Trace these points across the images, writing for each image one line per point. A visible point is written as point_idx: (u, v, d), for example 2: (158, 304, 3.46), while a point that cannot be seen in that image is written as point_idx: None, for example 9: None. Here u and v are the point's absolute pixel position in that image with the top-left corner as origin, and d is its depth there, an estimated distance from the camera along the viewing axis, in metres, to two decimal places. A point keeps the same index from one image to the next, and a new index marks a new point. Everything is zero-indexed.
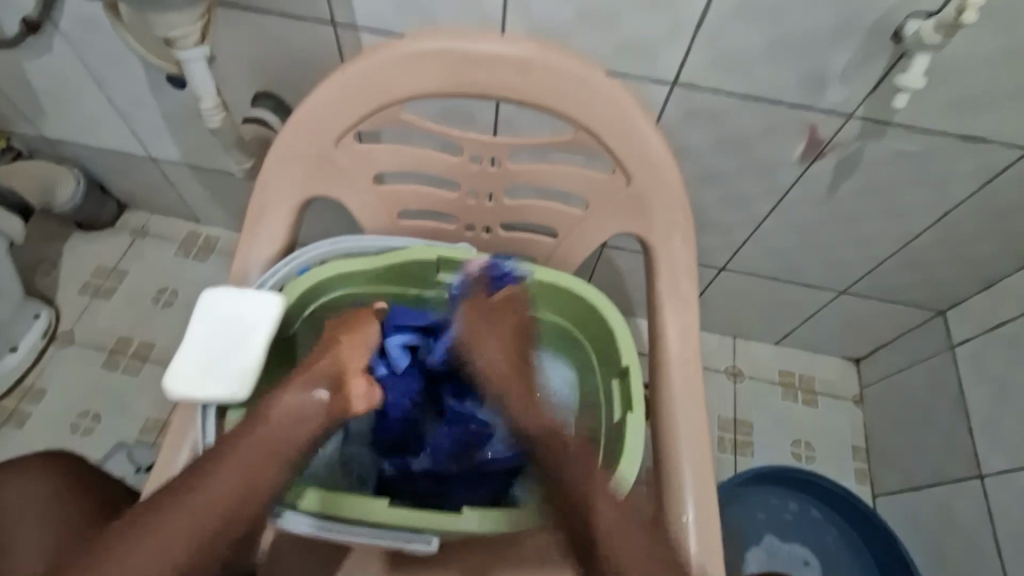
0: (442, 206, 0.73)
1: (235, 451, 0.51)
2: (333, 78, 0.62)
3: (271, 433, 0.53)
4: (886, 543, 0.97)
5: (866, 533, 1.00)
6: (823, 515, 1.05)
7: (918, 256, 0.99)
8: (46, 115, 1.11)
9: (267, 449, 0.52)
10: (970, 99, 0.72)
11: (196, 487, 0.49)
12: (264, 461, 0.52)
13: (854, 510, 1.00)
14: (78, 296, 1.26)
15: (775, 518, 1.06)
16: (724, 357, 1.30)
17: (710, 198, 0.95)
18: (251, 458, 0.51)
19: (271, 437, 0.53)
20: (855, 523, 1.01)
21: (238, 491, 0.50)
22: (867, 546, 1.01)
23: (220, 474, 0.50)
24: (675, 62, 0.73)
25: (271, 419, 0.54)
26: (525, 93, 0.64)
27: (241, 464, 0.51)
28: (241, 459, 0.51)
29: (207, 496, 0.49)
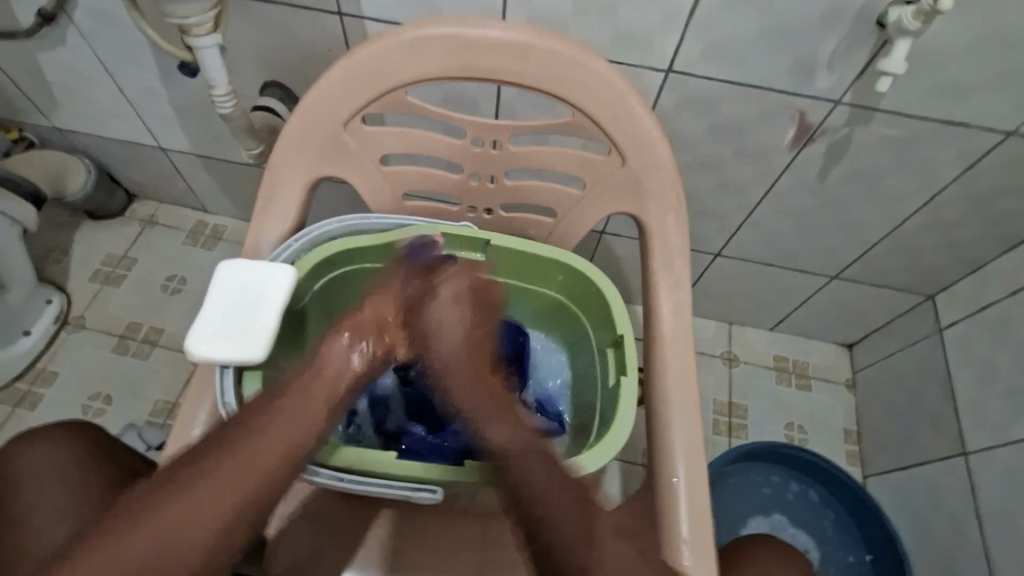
0: (446, 187, 0.76)
1: (278, 415, 0.56)
2: (342, 62, 0.65)
3: (310, 398, 0.59)
4: (880, 533, 0.98)
5: (863, 522, 1.02)
6: (824, 500, 1.08)
7: (907, 241, 1.02)
8: (59, 105, 1.14)
9: (308, 412, 0.58)
10: (953, 84, 0.75)
11: (242, 445, 0.53)
12: (301, 428, 0.56)
13: (854, 498, 1.02)
14: (88, 284, 1.29)
15: (778, 496, 1.10)
16: (720, 343, 1.33)
17: (705, 183, 0.98)
18: (290, 422, 0.56)
19: (312, 401, 0.58)
20: (854, 511, 1.04)
21: (278, 455, 0.54)
22: (863, 536, 1.03)
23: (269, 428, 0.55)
24: (669, 49, 0.76)
25: (322, 373, 0.61)
26: (525, 77, 0.66)
27: (284, 424, 0.55)
28: (291, 415, 0.56)
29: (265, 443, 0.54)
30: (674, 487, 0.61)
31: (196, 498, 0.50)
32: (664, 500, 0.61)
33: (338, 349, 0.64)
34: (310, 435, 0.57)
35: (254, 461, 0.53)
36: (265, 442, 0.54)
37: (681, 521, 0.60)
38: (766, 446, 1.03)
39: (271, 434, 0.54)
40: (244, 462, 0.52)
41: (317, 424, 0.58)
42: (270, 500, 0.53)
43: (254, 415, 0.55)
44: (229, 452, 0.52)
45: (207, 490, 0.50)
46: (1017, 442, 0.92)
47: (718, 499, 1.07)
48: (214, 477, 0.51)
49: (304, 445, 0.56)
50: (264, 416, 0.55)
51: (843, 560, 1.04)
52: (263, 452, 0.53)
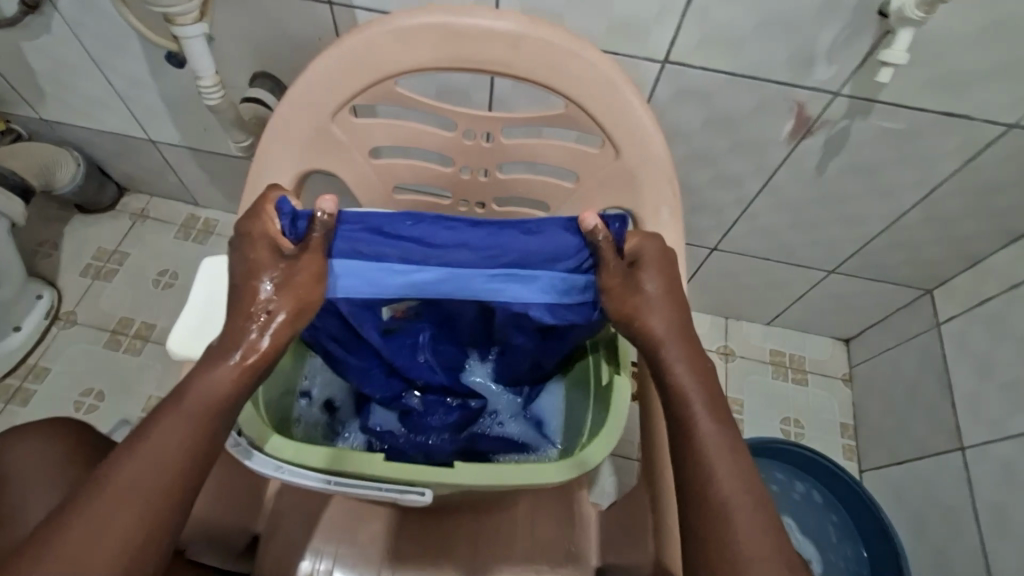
0: (437, 180, 0.75)
1: (173, 415, 0.49)
2: (330, 51, 0.63)
3: (206, 394, 0.50)
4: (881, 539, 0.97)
5: (866, 528, 1.01)
6: (828, 503, 1.06)
7: (905, 235, 1.01)
8: (46, 97, 1.12)
9: (206, 405, 0.50)
10: (955, 74, 0.74)
11: (134, 459, 0.46)
12: (201, 425, 0.49)
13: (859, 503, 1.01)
14: (79, 279, 1.27)
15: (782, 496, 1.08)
16: (716, 338, 1.32)
17: (702, 176, 0.96)
18: (193, 417, 0.49)
19: (209, 398, 0.50)
20: (857, 516, 1.02)
21: (179, 456, 0.48)
22: (864, 542, 1.02)
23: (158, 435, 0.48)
24: (665, 40, 0.75)
25: (204, 386, 0.50)
26: (518, 68, 0.65)
27: (181, 423, 0.48)
28: (184, 415, 0.49)
29: (161, 447, 0.47)
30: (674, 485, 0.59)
31: (96, 527, 0.44)
32: (663, 500, 0.60)
33: (222, 363, 0.51)
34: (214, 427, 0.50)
35: (153, 472, 0.46)
36: (160, 448, 0.47)
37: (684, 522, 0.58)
38: (767, 441, 1.03)
39: (171, 434, 0.48)
40: (144, 474, 0.46)
41: (223, 415, 0.50)
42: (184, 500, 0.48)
43: (144, 423, 0.48)
44: (120, 471, 0.46)
45: (104, 517, 0.44)
46: (1013, 437, 0.91)
47: None
48: (108, 500, 0.45)
49: (209, 440, 0.49)
50: (156, 420, 0.48)
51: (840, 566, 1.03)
52: (162, 459, 0.47)
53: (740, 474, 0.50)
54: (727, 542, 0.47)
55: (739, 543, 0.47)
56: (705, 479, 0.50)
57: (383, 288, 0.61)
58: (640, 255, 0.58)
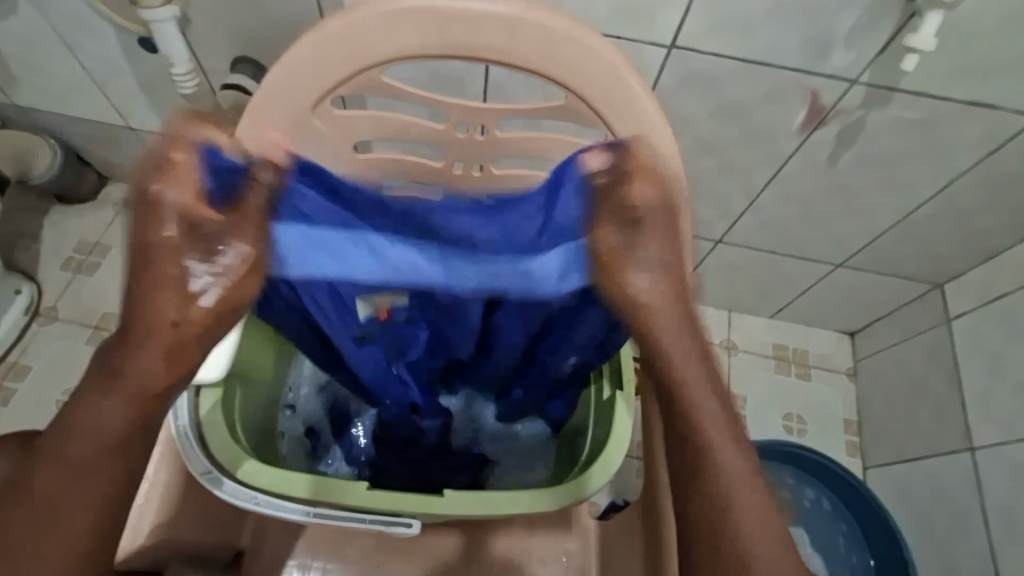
0: (428, 176, 0.70)
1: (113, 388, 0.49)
2: (308, 37, 0.58)
3: (144, 367, 0.49)
4: (889, 544, 0.96)
5: (871, 532, 1.00)
6: (831, 509, 1.05)
7: (918, 228, 0.97)
8: (17, 81, 1.06)
9: (136, 383, 0.49)
10: (981, 61, 0.69)
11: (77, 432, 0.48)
12: (138, 400, 0.49)
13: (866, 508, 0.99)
14: (60, 273, 1.23)
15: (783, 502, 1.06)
16: (719, 332, 1.29)
17: (708, 167, 0.92)
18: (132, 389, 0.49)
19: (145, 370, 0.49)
20: (862, 521, 1.01)
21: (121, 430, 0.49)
22: (868, 546, 1.01)
23: (97, 412, 0.48)
24: (673, 23, 0.70)
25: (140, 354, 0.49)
26: (514, 56, 0.60)
27: (120, 397, 0.49)
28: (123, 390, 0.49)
29: (103, 423, 0.48)
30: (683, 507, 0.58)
31: (51, 501, 0.46)
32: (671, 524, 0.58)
33: (157, 334, 0.49)
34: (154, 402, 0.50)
35: (96, 447, 0.48)
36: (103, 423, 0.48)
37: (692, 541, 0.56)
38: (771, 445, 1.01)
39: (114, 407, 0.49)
40: (88, 449, 0.48)
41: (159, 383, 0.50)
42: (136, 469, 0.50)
43: (81, 397, 0.49)
44: (66, 447, 0.48)
45: (57, 492, 0.47)
46: None
47: None
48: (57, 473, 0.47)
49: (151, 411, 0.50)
50: (91, 397, 0.49)
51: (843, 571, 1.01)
52: (103, 439, 0.48)
53: (733, 448, 0.51)
54: (722, 517, 0.49)
55: (740, 519, 0.49)
56: (703, 451, 0.51)
57: (331, 270, 0.56)
58: (641, 216, 0.50)
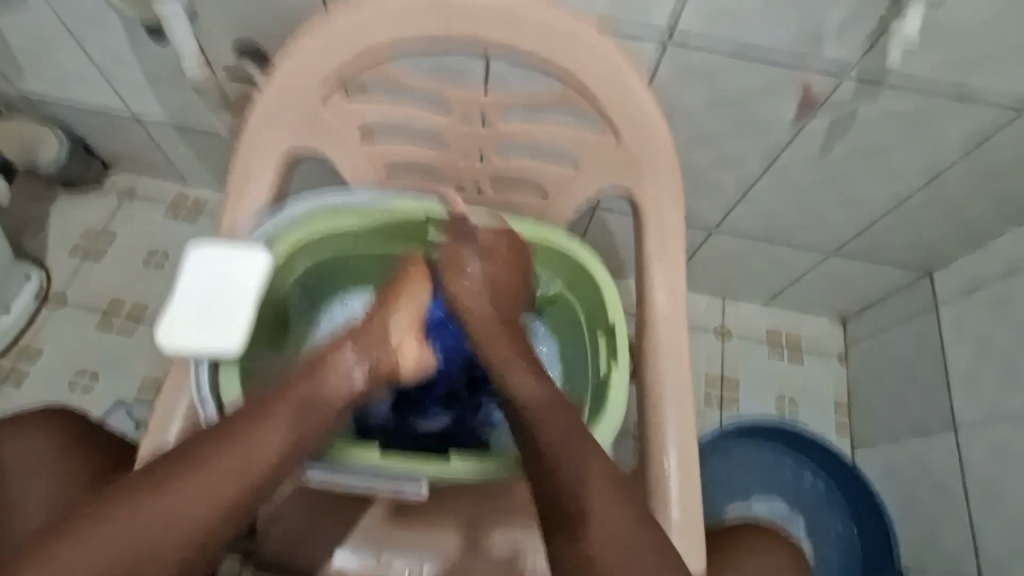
0: (432, 165, 0.73)
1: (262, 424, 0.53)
2: (318, 31, 0.60)
3: (294, 417, 0.55)
4: (877, 529, 1.00)
5: (862, 517, 1.04)
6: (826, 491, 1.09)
7: (908, 217, 1.00)
8: (23, 70, 1.07)
9: (236, 472, 0.51)
10: (968, 57, 0.71)
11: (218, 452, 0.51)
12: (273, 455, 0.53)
13: (859, 494, 1.03)
14: (68, 258, 1.25)
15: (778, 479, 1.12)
16: (713, 318, 1.32)
17: (704, 157, 0.94)
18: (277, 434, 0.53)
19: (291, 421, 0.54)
20: (855, 506, 1.05)
21: (208, 506, 0.49)
22: (858, 529, 1.05)
23: (185, 489, 0.49)
24: (671, 17, 0.71)
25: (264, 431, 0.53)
26: (516, 50, 0.62)
27: (271, 435, 0.53)
28: (220, 470, 0.50)
29: (189, 503, 0.48)
30: (666, 471, 0.61)
31: (166, 503, 0.48)
32: (655, 486, 0.61)
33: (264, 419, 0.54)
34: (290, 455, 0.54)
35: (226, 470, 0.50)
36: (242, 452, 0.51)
37: (672, 503, 0.60)
38: (769, 423, 1.06)
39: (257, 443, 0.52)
40: (225, 469, 0.50)
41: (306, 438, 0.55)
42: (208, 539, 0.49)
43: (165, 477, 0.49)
44: (204, 461, 0.50)
45: (173, 496, 0.48)
46: (1006, 420, 0.92)
47: (709, 471, 1.09)
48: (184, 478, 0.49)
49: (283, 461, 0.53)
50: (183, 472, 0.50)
51: (829, 549, 1.07)
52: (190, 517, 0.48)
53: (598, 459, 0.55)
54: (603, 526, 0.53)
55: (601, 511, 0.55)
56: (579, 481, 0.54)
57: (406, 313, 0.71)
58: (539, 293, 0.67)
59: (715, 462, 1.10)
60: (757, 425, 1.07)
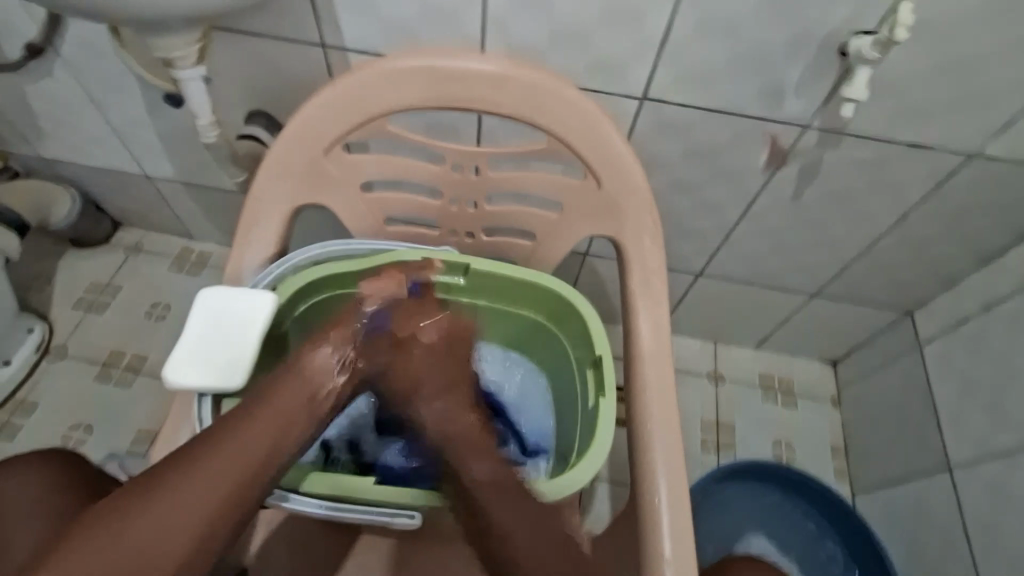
0: (427, 213, 0.78)
1: (221, 463, 0.54)
2: (323, 92, 0.67)
3: (267, 429, 0.57)
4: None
5: (865, 563, 1.02)
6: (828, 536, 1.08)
7: (883, 258, 1.05)
8: (45, 135, 1.14)
9: (243, 465, 0.55)
10: (916, 108, 0.78)
11: (201, 472, 0.53)
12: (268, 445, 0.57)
13: (865, 543, 1.00)
14: (71, 312, 1.28)
15: (782, 517, 1.11)
16: (705, 362, 1.34)
17: (683, 206, 1.00)
18: (235, 467, 0.54)
19: (248, 453, 0.55)
20: (860, 553, 1.03)
21: (219, 499, 0.53)
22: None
23: (200, 472, 0.53)
24: (643, 77, 0.79)
25: (271, 414, 0.58)
26: (501, 106, 0.69)
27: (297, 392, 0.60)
28: (231, 459, 0.54)
29: (199, 487, 0.53)
30: (658, 497, 0.62)
31: (165, 516, 0.51)
32: (646, 517, 0.61)
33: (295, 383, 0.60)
34: (257, 479, 0.55)
35: (197, 506, 0.52)
36: (199, 495, 0.53)
37: (666, 529, 0.60)
38: (768, 464, 1.06)
39: (213, 480, 0.53)
40: (213, 482, 0.53)
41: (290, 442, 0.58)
42: (221, 527, 0.53)
43: (184, 468, 0.54)
44: (200, 464, 0.54)
45: (190, 493, 0.52)
46: (999, 455, 0.93)
47: (709, 517, 1.08)
48: (151, 522, 0.51)
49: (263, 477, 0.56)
50: (198, 459, 0.54)
51: None
52: (198, 503, 0.52)
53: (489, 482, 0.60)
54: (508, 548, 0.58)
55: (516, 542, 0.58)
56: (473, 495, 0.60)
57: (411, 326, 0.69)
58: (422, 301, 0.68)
59: (730, 496, 1.10)
60: (758, 464, 1.06)
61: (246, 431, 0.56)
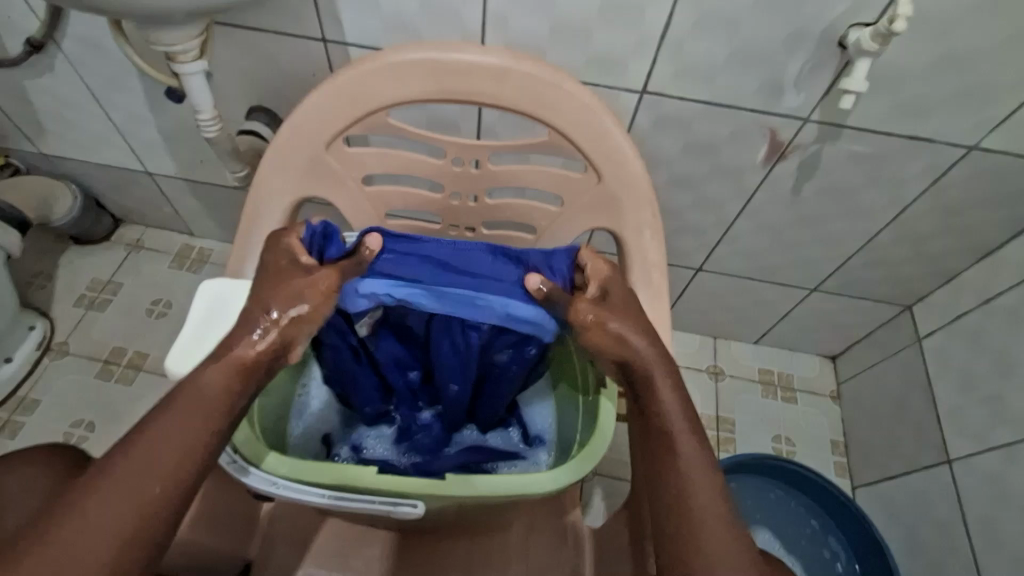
0: (427, 207, 0.78)
1: (137, 455, 0.50)
2: (325, 85, 0.67)
3: (188, 415, 0.52)
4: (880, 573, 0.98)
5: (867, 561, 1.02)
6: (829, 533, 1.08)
7: (882, 253, 1.05)
8: (46, 131, 1.14)
9: (163, 454, 0.51)
10: (914, 101, 0.79)
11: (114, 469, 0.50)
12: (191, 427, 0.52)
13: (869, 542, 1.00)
14: (73, 309, 1.28)
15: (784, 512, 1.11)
16: (705, 358, 1.34)
17: (683, 201, 1.00)
18: (157, 455, 0.51)
19: (172, 442, 0.51)
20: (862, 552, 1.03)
21: (146, 492, 0.49)
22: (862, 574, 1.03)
23: (119, 468, 0.50)
24: (643, 70, 0.79)
25: (190, 401, 0.53)
26: (501, 99, 0.69)
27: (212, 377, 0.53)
28: (148, 448, 0.51)
29: (118, 482, 0.49)
30: None
31: (91, 514, 0.48)
32: None
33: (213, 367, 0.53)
34: (184, 466, 0.51)
35: (123, 502, 0.49)
36: (121, 491, 0.49)
37: None
38: (772, 459, 1.06)
39: (134, 475, 0.50)
40: (133, 476, 0.50)
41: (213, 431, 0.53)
42: (152, 521, 0.49)
43: (100, 466, 0.50)
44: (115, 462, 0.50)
45: (109, 489, 0.49)
46: (998, 448, 0.93)
47: None
48: (75, 524, 0.47)
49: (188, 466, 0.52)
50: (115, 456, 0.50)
51: None
52: (120, 497, 0.49)
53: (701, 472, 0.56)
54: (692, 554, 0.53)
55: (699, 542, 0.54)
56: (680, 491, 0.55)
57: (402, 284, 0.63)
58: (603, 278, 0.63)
59: (733, 490, 1.11)
60: (765, 459, 1.06)
61: (165, 419, 0.52)
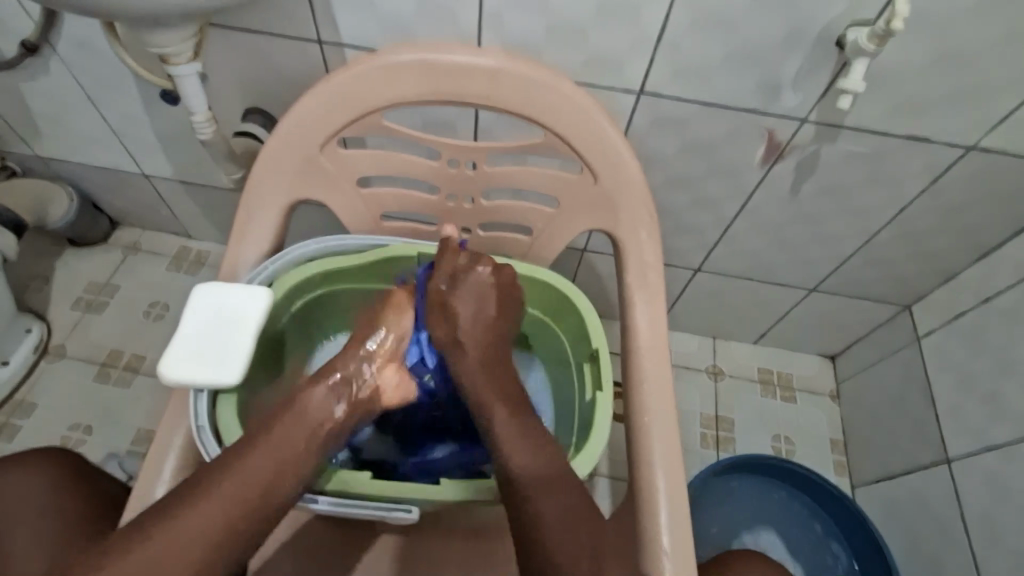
0: (424, 208, 0.78)
1: (244, 463, 0.55)
2: (318, 86, 0.67)
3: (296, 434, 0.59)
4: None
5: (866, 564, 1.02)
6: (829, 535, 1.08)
7: (881, 253, 1.05)
8: (41, 134, 1.14)
9: (272, 464, 0.57)
10: (911, 101, 0.78)
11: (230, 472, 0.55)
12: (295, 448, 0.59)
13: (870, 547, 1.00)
14: (69, 312, 1.28)
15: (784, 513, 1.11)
16: (704, 358, 1.34)
17: (681, 201, 1.00)
18: (264, 464, 0.56)
19: (282, 455, 0.58)
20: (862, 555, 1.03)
21: (249, 496, 0.54)
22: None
23: (235, 473, 0.55)
24: (640, 70, 0.78)
25: (296, 421, 0.60)
26: (496, 100, 0.69)
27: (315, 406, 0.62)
28: (262, 457, 0.56)
29: (232, 487, 0.54)
30: (658, 491, 0.62)
31: (203, 514, 0.52)
32: (644, 513, 0.61)
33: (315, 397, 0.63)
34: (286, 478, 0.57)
35: (230, 505, 0.53)
36: (228, 495, 0.54)
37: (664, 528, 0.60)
38: (773, 460, 1.05)
39: (240, 482, 0.54)
40: (243, 481, 0.55)
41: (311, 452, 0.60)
42: (248, 527, 0.54)
43: (213, 468, 0.55)
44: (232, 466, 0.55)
45: (219, 491, 0.53)
46: (997, 448, 0.93)
47: (712, 506, 1.09)
48: (185, 520, 0.51)
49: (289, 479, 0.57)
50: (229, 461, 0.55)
51: None
52: (234, 499, 0.54)
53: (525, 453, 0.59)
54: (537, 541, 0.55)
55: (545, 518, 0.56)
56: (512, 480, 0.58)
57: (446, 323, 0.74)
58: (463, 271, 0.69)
59: (735, 488, 1.11)
60: (767, 461, 1.06)
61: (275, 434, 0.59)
